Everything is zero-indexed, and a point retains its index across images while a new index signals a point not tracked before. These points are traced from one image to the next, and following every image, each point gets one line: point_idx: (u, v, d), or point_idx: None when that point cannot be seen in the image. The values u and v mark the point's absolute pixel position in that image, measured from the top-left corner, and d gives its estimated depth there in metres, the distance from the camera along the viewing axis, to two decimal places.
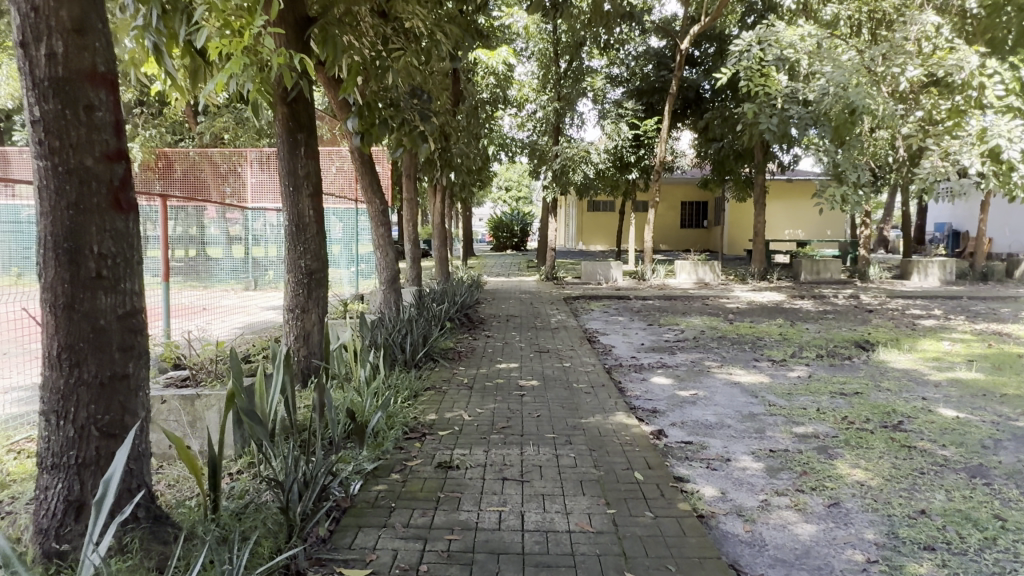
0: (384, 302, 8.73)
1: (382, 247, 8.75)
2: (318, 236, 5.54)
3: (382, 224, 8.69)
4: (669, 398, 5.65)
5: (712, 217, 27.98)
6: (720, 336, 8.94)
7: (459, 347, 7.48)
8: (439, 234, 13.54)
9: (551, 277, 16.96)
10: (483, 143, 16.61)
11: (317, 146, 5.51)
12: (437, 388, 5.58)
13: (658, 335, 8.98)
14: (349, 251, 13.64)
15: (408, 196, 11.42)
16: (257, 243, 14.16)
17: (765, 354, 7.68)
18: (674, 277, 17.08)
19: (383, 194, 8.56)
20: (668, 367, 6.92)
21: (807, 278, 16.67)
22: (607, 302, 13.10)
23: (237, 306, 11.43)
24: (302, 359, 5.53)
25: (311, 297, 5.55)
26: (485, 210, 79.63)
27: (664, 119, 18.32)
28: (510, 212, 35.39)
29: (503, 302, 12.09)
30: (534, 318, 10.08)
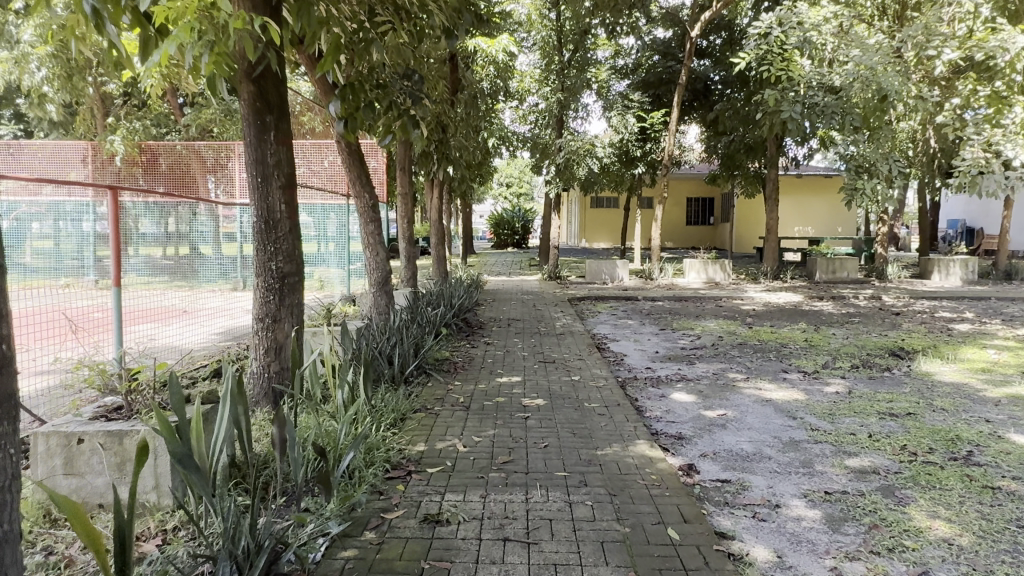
0: (374, 306, 7.99)
1: (370, 246, 7.99)
2: (290, 234, 4.83)
3: (372, 221, 7.94)
4: (695, 420, 4.93)
5: (718, 214, 27.26)
6: (740, 342, 8.23)
7: (455, 357, 6.76)
8: (437, 232, 12.83)
9: (554, 276, 16.25)
10: (483, 136, 15.89)
11: (288, 131, 4.79)
12: (428, 409, 4.87)
13: (673, 341, 8.28)
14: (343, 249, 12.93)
15: (402, 190, 10.68)
16: None
17: (793, 364, 6.97)
18: (683, 276, 16.38)
19: (373, 187, 7.84)
20: (688, 381, 6.21)
21: (822, 278, 15.97)
22: (614, 303, 12.38)
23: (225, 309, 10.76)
24: (274, 376, 4.84)
25: (283, 305, 4.85)
26: (486, 208, 78.87)
27: (672, 111, 17.59)
28: (510, 209, 34.67)
29: (505, 305, 11.39)
30: (538, 322, 9.37)
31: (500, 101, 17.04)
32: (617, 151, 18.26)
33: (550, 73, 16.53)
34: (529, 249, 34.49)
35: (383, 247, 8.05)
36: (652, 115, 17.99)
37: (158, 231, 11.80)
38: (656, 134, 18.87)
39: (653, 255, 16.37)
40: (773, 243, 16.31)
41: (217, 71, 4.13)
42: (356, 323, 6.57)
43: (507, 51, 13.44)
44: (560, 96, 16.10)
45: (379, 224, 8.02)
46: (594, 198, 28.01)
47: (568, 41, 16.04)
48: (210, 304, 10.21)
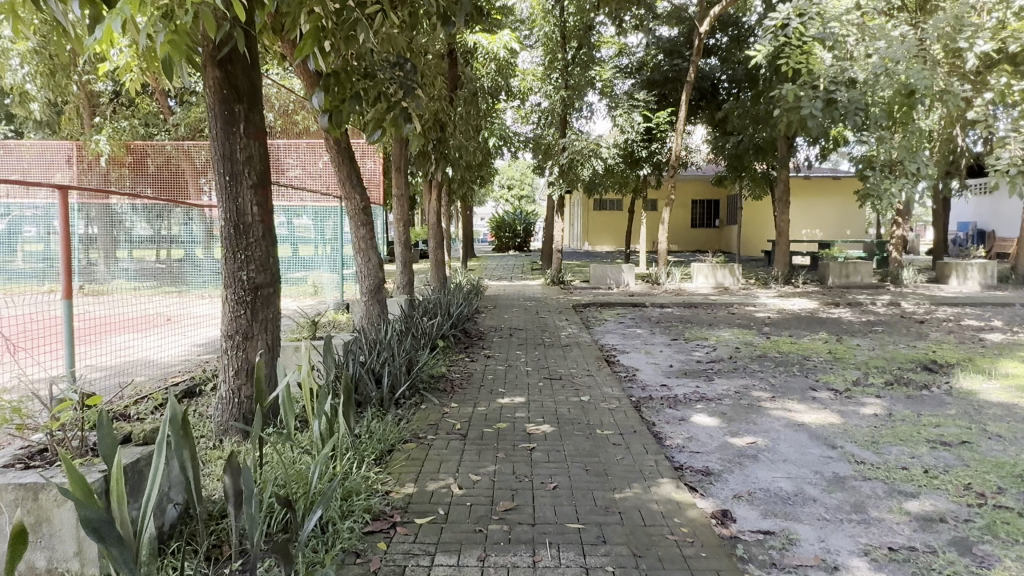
0: (366, 317, 7.43)
1: (361, 251, 7.41)
2: (264, 239, 4.28)
3: (363, 224, 7.37)
4: (722, 451, 4.35)
5: (723, 217, 26.70)
6: (759, 355, 7.65)
7: (452, 373, 6.20)
8: (436, 235, 12.28)
9: (557, 281, 15.75)
10: (484, 136, 15.35)
11: (261, 123, 4.23)
12: (420, 438, 4.31)
13: (687, 354, 7.71)
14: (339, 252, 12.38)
15: (398, 191, 10.11)
16: None
17: (820, 380, 6.40)
18: (691, 281, 15.83)
19: (364, 188, 7.28)
20: (708, 400, 5.64)
21: (835, 283, 15.39)
22: (621, 310, 11.83)
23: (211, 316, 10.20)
24: (245, 401, 4.29)
25: (255, 320, 4.30)
26: (487, 211, 78.44)
27: (680, 110, 17.05)
28: (512, 211, 34.11)
29: (506, 312, 10.83)
30: (541, 332, 8.81)
31: (501, 100, 16.48)
32: (621, 152, 17.71)
33: (553, 70, 15.96)
34: (531, 252, 33.89)
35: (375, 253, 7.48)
36: (658, 115, 17.44)
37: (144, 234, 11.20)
38: (661, 135, 18.30)
39: (660, 258, 15.83)
40: (783, 246, 15.77)
41: (174, 51, 3.55)
42: (345, 335, 6.03)
43: (508, 48, 12.89)
44: (564, 95, 15.55)
45: (370, 227, 7.44)
46: (597, 200, 27.45)
47: (572, 38, 15.48)
48: (199, 312, 9.68)
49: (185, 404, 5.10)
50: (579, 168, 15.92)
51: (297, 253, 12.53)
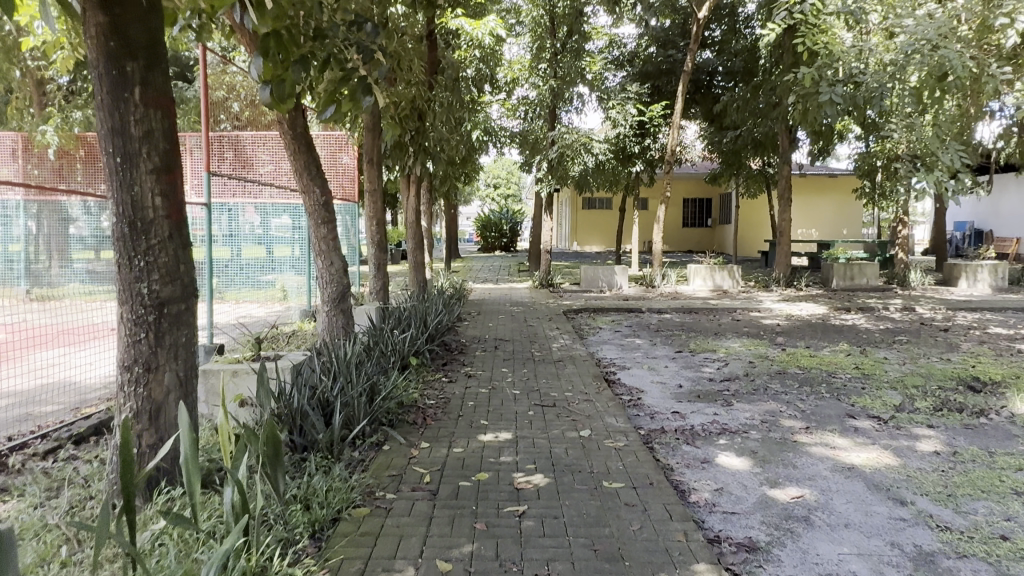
0: (331, 333, 6.45)
1: (322, 255, 6.39)
2: (171, 242, 3.27)
3: (323, 222, 6.31)
4: (764, 510, 3.42)
5: (716, 216, 25.92)
6: (777, 371, 6.75)
7: (426, 401, 5.21)
8: (415, 235, 11.26)
9: (546, 283, 14.82)
10: (468, 128, 14.40)
11: (165, 87, 3.21)
12: (377, 499, 3.33)
13: (696, 370, 6.80)
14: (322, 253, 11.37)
15: (371, 187, 9.03)
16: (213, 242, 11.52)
17: (857, 405, 5.49)
18: (688, 283, 14.99)
19: (325, 180, 6.26)
20: (731, 433, 4.72)
21: (839, 285, 14.59)
22: (616, 316, 10.91)
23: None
24: (146, 452, 3.30)
25: (160, 346, 3.29)
26: (472, 209, 77.65)
27: (676, 102, 16.18)
28: (498, 210, 33.14)
29: (492, 320, 9.88)
30: (530, 344, 7.86)
31: (487, 92, 15.54)
32: (613, 147, 16.84)
33: (541, 60, 15.00)
34: (517, 252, 32.93)
35: (339, 256, 6.46)
36: (652, 108, 16.57)
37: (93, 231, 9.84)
38: (655, 129, 17.43)
39: (654, 259, 14.99)
40: (785, 245, 14.95)
41: None
42: (299, 354, 5.07)
43: (493, 34, 11.96)
44: (555, 84, 14.57)
45: (331, 226, 6.38)
46: (586, 199, 26.57)
47: (562, 24, 14.57)
48: None
49: (87, 449, 4.06)
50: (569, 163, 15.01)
51: (269, 253, 11.55)
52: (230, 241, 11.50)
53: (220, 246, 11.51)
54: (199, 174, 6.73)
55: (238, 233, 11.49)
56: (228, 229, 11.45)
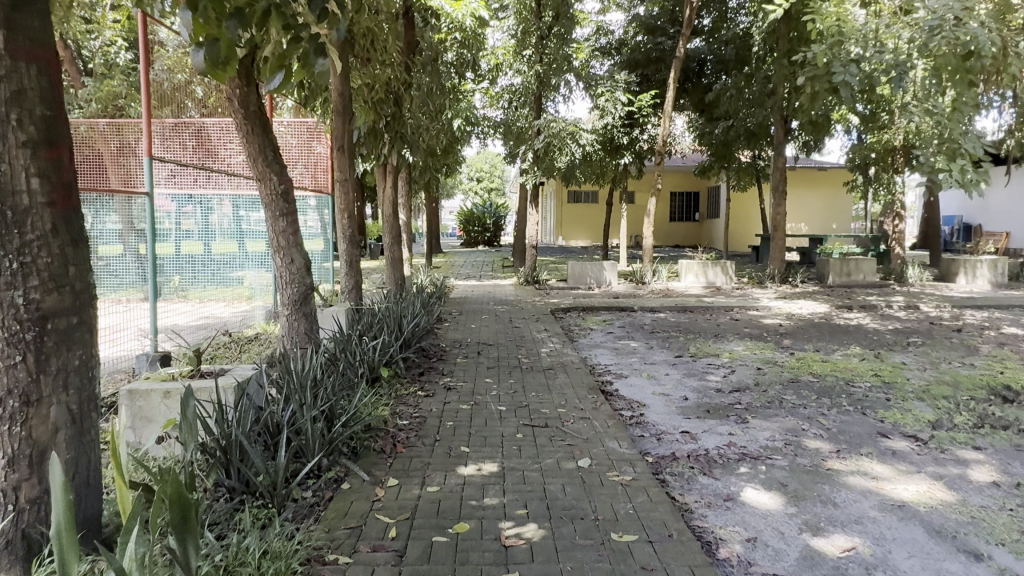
0: (293, 340, 5.71)
1: (280, 250, 5.60)
2: (55, 238, 2.51)
3: (282, 214, 5.53)
4: (812, 571, 2.75)
5: (703, 210, 25.37)
6: (789, 380, 6.11)
7: (398, 422, 4.49)
8: (392, 229, 10.51)
9: (531, 279, 14.17)
10: (449, 116, 13.65)
11: (39, 35, 2.46)
12: (327, 565, 2.63)
13: (702, 379, 6.14)
14: None
15: (343, 176, 8.21)
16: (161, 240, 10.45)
17: (887, 421, 4.86)
18: (679, 279, 14.38)
19: (284, 165, 5.49)
20: (753, 459, 4.06)
21: (835, 281, 14.05)
22: (607, 315, 10.25)
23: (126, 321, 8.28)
24: (24, 509, 2.53)
25: (43, 373, 2.51)
26: (455, 203, 76.89)
27: (668, 91, 15.51)
28: (481, 203, 32.35)
29: (475, 321, 9.18)
30: (516, 349, 7.16)
31: (469, 79, 14.80)
32: (600, 138, 16.19)
33: (526, 46, 14.24)
34: (501, 247, 32.17)
35: (301, 251, 5.70)
36: (641, 98, 15.92)
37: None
38: (643, 119, 16.77)
39: (645, 255, 14.37)
40: (780, 240, 14.37)
41: None
42: (248, 367, 4.32)
43: (475, 15, 11.22)
44: (541, 70, 13.83)
45: (289, 218, 5.58)
46: (571, 192, 25.88)
47: (549, 6, 13.83)
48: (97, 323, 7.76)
49: None
50: (555, 155, 14.32)
51: (242, 248, 10.51)
52: (203, 235, 10.34)
53: (190, 242, 10.36)
54: (140, 162, 5.74)
55: (211, 226, 10.33)
56: (202, 223, 10.30)
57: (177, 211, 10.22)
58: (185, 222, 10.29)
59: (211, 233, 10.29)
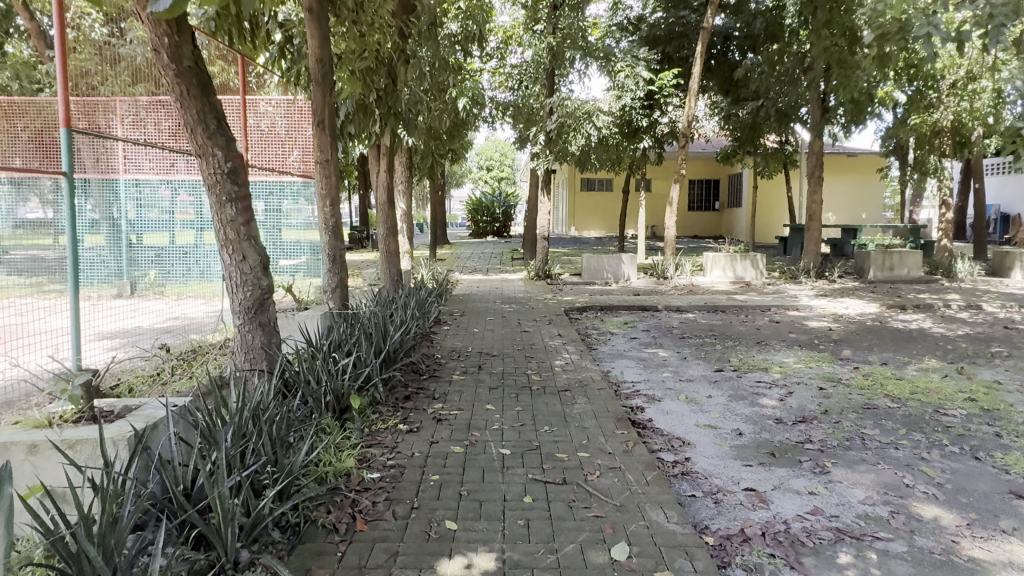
0: (248, 358, 4.61)
1: (227, 245, 4.45)
2: None
3: (230, 199, 4.39)
4: None
5: (724, 199, 24.10)
6: (864, 406, 4.92)
7: (364, 479, 3.35)
8: (387, 220, 9.37)
9: (543, 274, 13.03)
10: (453, 94, 12.45)
11: None
12: None
13: (754, 405, 4.96)
14: (277, 239, 10.10)
15: (322, 156, 7.04)
16: (150, 231, 10.38)
17: (1014, 472, 3.67)
18: (704, 273, 13.19)
19: (231, 137, 4.36)
20: (856, 541, 2.88)
21: (877, 276, 12.80)
22: (630, 316, 9.06)
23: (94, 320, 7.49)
24: None
25: None
26: (464, 193, 75.82)
27: (693, 67, 14.14)
28: (491, 193, 31.23)
29: (478, 323, 8.04)
30: (524, 362, 6.00)
31: (475, 55, 13.57)
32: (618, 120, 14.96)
33: (538, 19, 12.92)
34: (511, 238, 31.04)
35: (255, 247, 4.55)
36: (661, 76, 14.49)
37: (90, 219, 9.96)
38: (664, 100, 15.52)
39: (666, 247, 13.21)
40: (814, 230, 13.16)
41: None
42: (161, 402, 3.22)
43: None
44: (553, 41, 12.51)
45: (239, 204, 4.44)
46: (585, 180, 24.66)
47: None
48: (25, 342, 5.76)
49: None
50: (570, 137, 13.11)
51: None
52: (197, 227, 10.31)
53: (185, 231, 10.30)
54: (57, 135, 4.56)
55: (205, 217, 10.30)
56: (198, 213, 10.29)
57: (175, 199, 10.31)
58: (183, 213, 10.36)
59: (205, 222, 10.22)
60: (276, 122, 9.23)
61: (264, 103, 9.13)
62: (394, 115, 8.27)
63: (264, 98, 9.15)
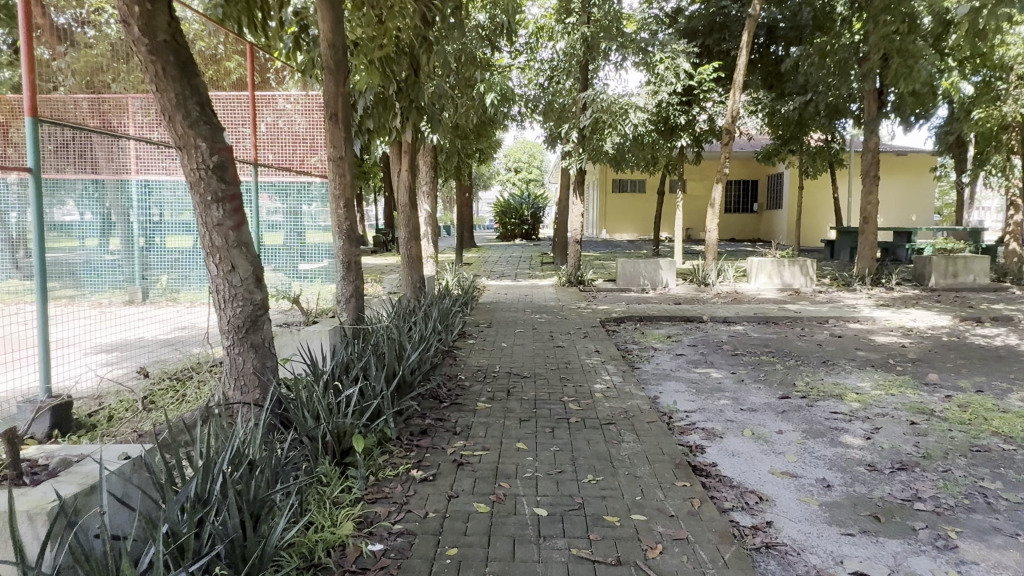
0: (239, 386, 3.93)
1: (213, 252, 3.78)
2: None
3: (216, 199, 3.73)
4: None
5: (763, 200, 23.07)
6: (971, 448, 4.07)
7: (361, 556, 2.64)
8: (409, 222, 8.70)
9: (575, 279, 12.27)
10: (481, 89, 11.75)
11: None
12: None
13: (837, 445, 4.15)
14: (295, 241, 9.50)
15: (334, 151, 6.37)
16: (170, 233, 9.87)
17: None
18: (748, 280, 12.30)
19: (216, 126, 3.70)
20: None
21: (938, 284, 11.79)
22: (673, 329, 8.26)
23: (89, 332, 6.94)
24: None
25: None
26: (492, 195, 75.39)
27: (739, 56, 13.04)
28: (519, 194, 30.50)
29: (507, 337, 7.30)
30: (559, 385, 5.24)
31: (504, 48, 12.85)
32: (655, 116, 14.15)
33: (571, 10, 12.16)
34: (540, 240, 30.29)
35: (246, 255, 3.88)
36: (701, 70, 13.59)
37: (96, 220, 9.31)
38: (703, 95, 14.65)
39: (708, 251, 12.34)
40: (870, 233, 12.15)
41: None
42: (110, 454, 2.56)
43: None
44: (587, 31, 11.76)
45: (227, 205, 3.77)
46: (617, 181, 23.81)
47: None
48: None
49: None
50: (604, 134, 12.31)
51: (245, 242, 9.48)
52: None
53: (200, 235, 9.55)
54: (22, 125, 4.02)
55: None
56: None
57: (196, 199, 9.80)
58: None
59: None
60: (297, 121, 8.55)
61: (283, 100, 8.44)
62: (416, 109, 7.67)
63: (284, 95, 8.45)
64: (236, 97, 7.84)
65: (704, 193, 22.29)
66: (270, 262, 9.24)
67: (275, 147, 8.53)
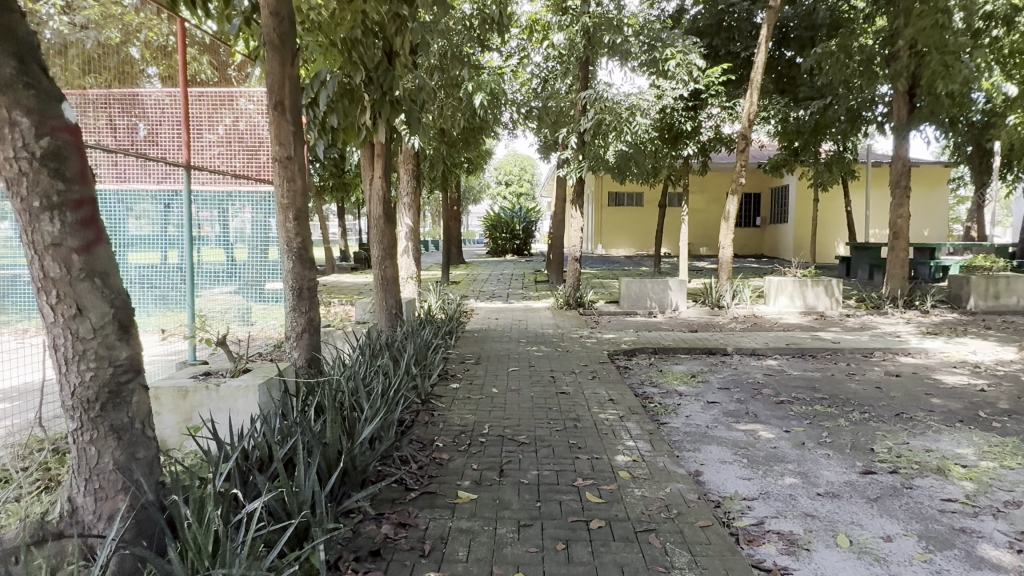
0: (90, 491, 2.57)
1: (45, 286, 2.43)
2: None
3: (50, 205, 2.39)
4: None
5: (765, 213, 21.99)
6: None
7: None
8: (385, 236, 7.39)
9: (574, 301, 11.02)
10: (468, 89, 10.47)
11: None
12: None
13: (985, 566, 2.84)
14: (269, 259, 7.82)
15: (284, 149, 4.97)
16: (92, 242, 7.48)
17: None
18: (766, 301, 11.07)
19: (48, 96, 2.40)
20: None
21: (979, 306, 10.58)
22: (694, 364, 6.96)
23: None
24: None
25: None
26: (482, 209, 74.51)
27: (756, 53, 11.69)
28: (509, 207, 29.22)
29: (498, 380, 5.96)
30: (571, 457, 3.90)
31: (494, 45, 11.63)
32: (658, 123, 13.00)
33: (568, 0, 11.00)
34: (531, 255, 29.00)
35: (98, 290, 2.52)
36: (709, 71, 12.21)
37: None
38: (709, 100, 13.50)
39: (721, 270, 11.07)
40: (900, 250, 10.98)
41: None
42: None
43: None
44: (588, 22, 10.56)
45: (68, 214, 2.42)
46: (613, 194, 22.63)
47: None
48: None
49: None
50: (607, 138, 11.12)
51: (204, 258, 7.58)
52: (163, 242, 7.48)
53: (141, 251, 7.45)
54: None
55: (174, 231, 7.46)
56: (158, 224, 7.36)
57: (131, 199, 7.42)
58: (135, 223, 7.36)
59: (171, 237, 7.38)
60: (258, 123, 6.86)
61: (246, 100, 6.89)
62: (389, 102, 6.16)
63: (246, 94, 6.84)
64: (168, 92, 6.38)
65: (706, 206, 21.13)
66: (232, 281, 7.72)
67: (229, 150, 6.90)
